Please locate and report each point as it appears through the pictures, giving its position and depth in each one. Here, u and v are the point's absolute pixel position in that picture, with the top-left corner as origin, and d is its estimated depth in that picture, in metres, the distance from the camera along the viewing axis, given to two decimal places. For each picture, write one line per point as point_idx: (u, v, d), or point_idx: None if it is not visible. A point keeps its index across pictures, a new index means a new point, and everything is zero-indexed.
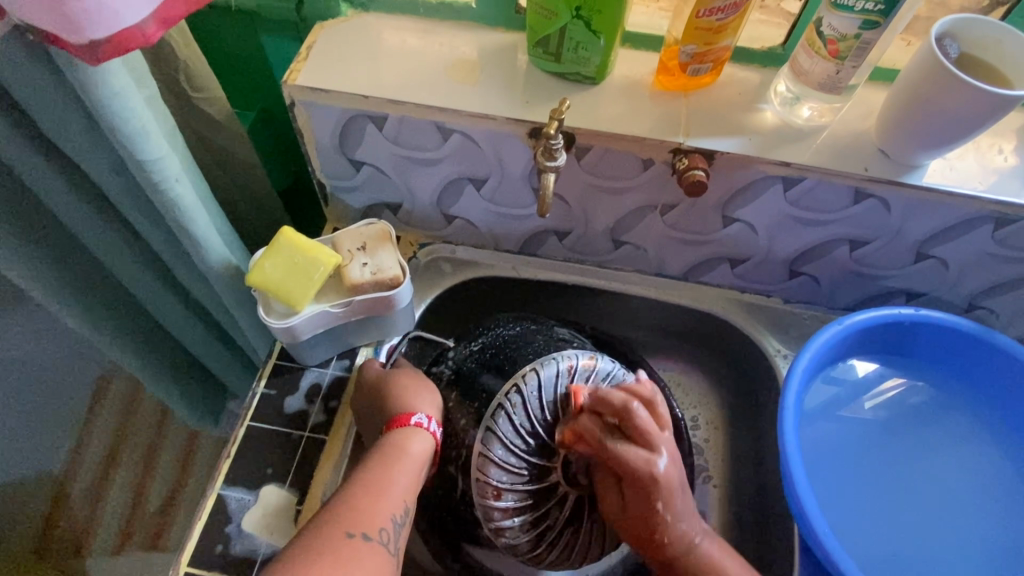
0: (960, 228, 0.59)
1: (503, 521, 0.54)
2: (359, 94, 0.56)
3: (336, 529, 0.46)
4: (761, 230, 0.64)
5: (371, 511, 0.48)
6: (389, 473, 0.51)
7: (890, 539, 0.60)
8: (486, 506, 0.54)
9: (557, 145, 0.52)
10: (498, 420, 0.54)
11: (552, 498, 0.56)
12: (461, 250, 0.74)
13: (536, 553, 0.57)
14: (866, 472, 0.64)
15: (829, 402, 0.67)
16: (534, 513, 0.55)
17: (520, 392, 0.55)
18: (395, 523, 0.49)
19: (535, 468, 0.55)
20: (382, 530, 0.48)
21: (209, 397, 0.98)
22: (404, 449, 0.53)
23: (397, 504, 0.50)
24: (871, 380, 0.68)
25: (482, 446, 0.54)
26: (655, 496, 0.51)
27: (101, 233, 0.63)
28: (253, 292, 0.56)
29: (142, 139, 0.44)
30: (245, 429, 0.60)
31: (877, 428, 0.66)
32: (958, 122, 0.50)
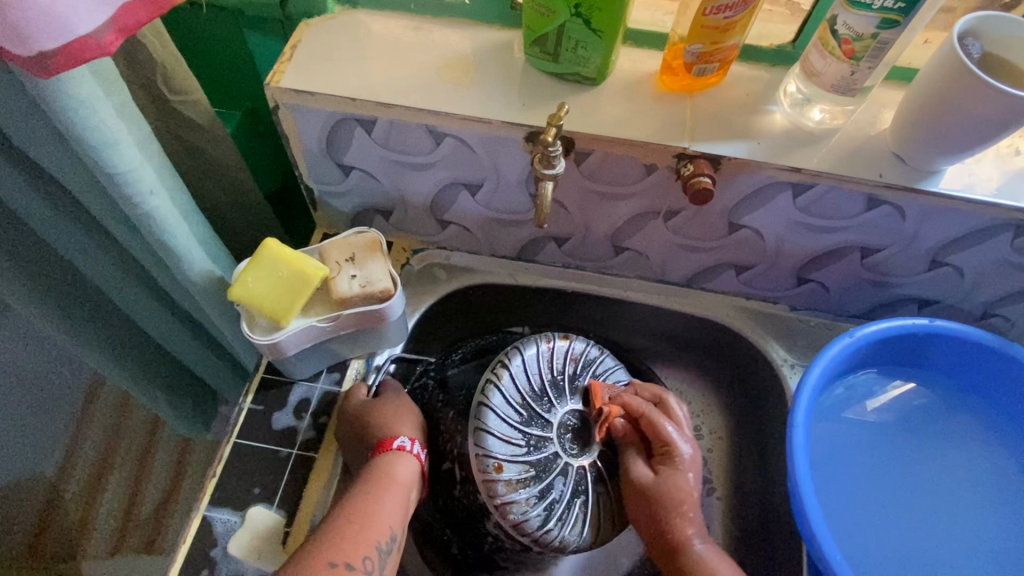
0: (977, 236, 0.56)
1: (509, 496, 0.51)
2: (346, 97, 0.53)
3: (319, 559, 0.45)
4: (769, 236, 0.61)
5: (355, 539, 0.47)
6: (375, 500, 0.50)
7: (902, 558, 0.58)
8: (488, 481, 0.51)
9: (556, 152, 0.49)
10: (490, 395, 0.54)
11: (558, 469, 0.53)
12: (456, 255, 0.72)
13: (548, 535, 0.52)
14: (876, 483, 0.61)
15: (834, 405, 0.64)
16: (540, 484, 0.52)
17: (507, 368, 0.55)
18: (379, 551, 0.48)
19: (533, 441, 0.53)
20: (365, 559, 0.47)
21: (200, 403, 0.95)
22: (390, 473, 0.52)
23: (383, 531, 0.49)
24: (878, 385, 0.65)
25: (477, 421, 0.53)
26: (685, 465, 0.55)
27: (78, 242, 0.60)
28: (237, 307, 0.53)
29: (111, 151, 0.42)
30: (232, 447, 0.57)
31: (884, 434, 0.63)
32: (979, 127, 0.47)
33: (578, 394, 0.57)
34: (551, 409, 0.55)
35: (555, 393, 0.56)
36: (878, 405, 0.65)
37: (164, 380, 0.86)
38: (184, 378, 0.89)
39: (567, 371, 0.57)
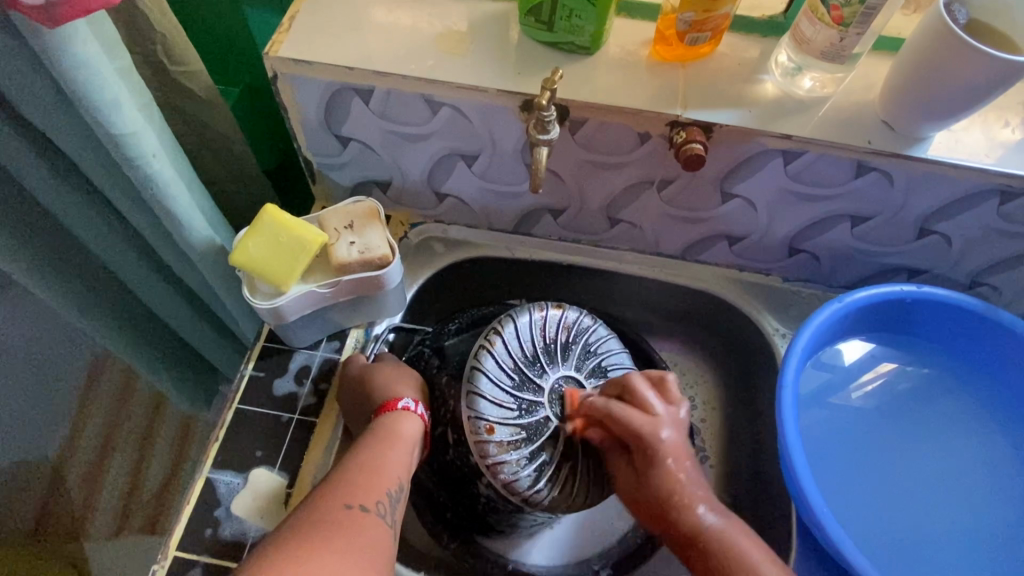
0: (964, 203, 0.57)
1: (500, 457, 0.53)
2: (344, 66, 0.54)
3: (335, 500, 0.46)
4: (761, 206, 0.62)
5: (367, 485, 0.48)
6: (383, 452, 0.51)
7: (895, 532, 0.59)
8: (479, 442, 0.52)
9: (550, 118, 0.50)
10: (482, 360, 0.54)
11: (549, 434, 0.54)
12: (453, 229, 0.73)
13: (538, 496, 0.54)
14: (867, 463, 0.63)
15: (821, 388, 0.66)
16: (530, 446, 0.53)
17: (500, 335, 0.56)
18: (391, 497, 0.49)
19: (525, 405, 0.54)
20: (379, 503, 0.47)
21: (202, 382, 0.97)
22: (394, 430, 0.53)
23: (392, 479, 0.50)
24: (866, 364, 0.67)
25: (470, 385, 0.54)
26: (662, 452, 0.51)
27: (81, 213, 0.61)
28: (237, 272, 0.54)
29: (114, 112, 0.42)
30: (234, 412, 0.59)
31: (874, 412, 0.65)
32: (965, 91, 0.48)
33: (571, 362, 0.57)
34: (543, 374, 0.56)
35: (547, 359, 0.56)
36: (867, 386, 0.66)
37: (166, 357, 0.88)
38: (185, 355, 0.90)
39: (560, 339, 0.58)
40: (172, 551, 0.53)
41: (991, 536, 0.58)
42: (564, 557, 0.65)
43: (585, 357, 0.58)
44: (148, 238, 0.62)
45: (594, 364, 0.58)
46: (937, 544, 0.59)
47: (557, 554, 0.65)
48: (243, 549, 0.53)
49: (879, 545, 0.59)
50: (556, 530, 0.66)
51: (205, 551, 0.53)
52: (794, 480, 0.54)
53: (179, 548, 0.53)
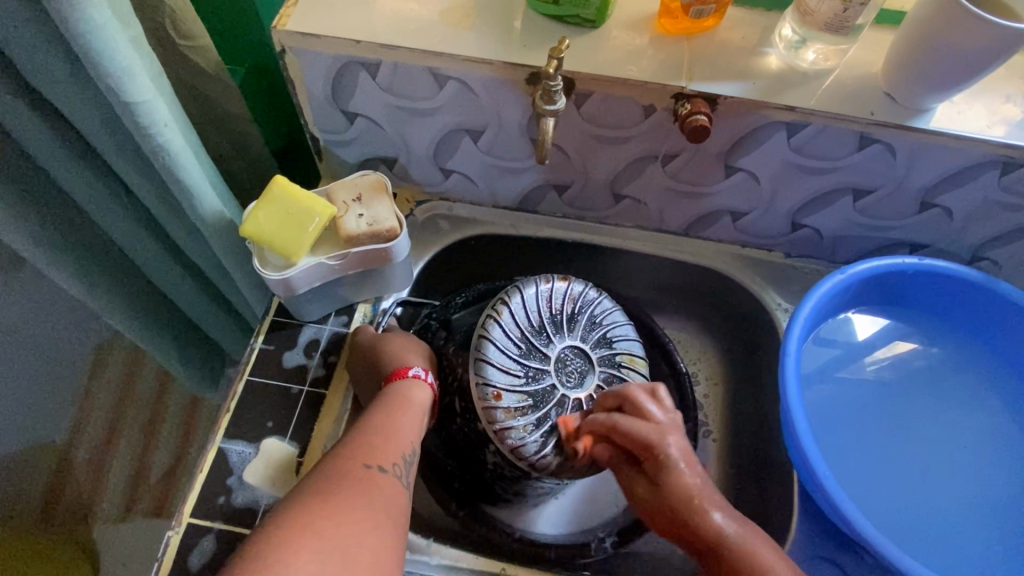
0: (966, 175, 0.58)
1: (508, 422, 0.54)
2: (352, 40, 0.54)
3: (354, 461, 0.48)
4: (764, 180, 0.63)
5: (383, 447, 0.50)
6: (396, 417, 0.53)
7: (902, 505, 0.60)
8: (487, 408, 0.53)
9: (557, 88, 0.50)
10: (490, 329, 0.55)
11: (555, 401, 0.55)
12: (459, 207, 0.73)
13: (546, 463, 0.55)
14: (873, 438, 0.64)
15: (826, 365, 0.67)
16: (537, 413, 0.54)
17: (507, 305, 0.56)
18: (405, 460, 0.51)
19: (531, 372, 0.55)
20: (395, 465, 0.50)
21: (209, 362, 0.98)
22: (406, 396, 0.55)
23: (406, 444, 0.52)
24: (869, 343, 0.68)
25: (477, 352, 0.55)
26: (671, 458, 0.50)
27: (92, 189, 0.61)
28: (248, 244, 0.55)
29: (127, 80, 0.43)
30: (245, 384, 0.59)
31: (877, 389, 0.66)
32: (967, 62, 0.48)
33: (576, 332, 0.58)
34: (549, 343, 0.57)
35: (554, 329, 0.57)
36: (870, 364, 0.67)
37: (174, 336, 0.88)
38: (192, 334, 0.92)
39: (566, 310, 0.58)
40: (186, 518, 0.53)
41: (996, 506, 0.59)
42: (569, 527, 0.66)
43: (591, 328, 0.59)
44: (158, 213, 0.63)
45: (600, 336, 0.59)
46: (938, 506, 0.60)
47: (563, 523, 0.66)
48: (255, 515, 0.54)
49: (879, 508, 0.60)
50: (561, 501, 0.68)
51: (218, 518, 0.54)
52: (800, 449, 0.55)
53: (192, 515, 0.54)
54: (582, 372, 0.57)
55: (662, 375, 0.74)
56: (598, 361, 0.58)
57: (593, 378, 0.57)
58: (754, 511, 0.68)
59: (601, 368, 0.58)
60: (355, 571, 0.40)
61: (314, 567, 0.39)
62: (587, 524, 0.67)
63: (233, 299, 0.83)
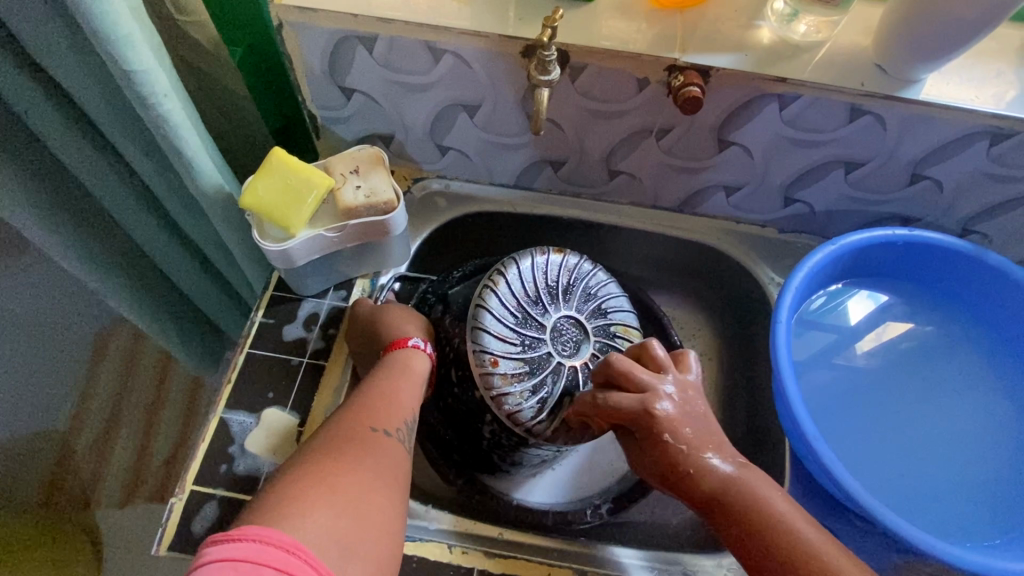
0: (956, 146, 0.59)
1: (504, 389, 0.55)
2: (348, 13, 0.55)
3: (361, 424, 0.49)
4: (757, 153, 0.64)
5: (387, 412, 0.51)
6: (398, 384, 0.54)
7: (897, 480, 0.61)
8: (484, 373, 0.55)
9: (551, 58, 0.52)
10: (487, 298, 0.56)
11: (552, 367, 0.56)
12: (456, 184, 0.74)
13: (543, 429, 0.56)
14: (867, 414, 0.65)
15: (819, 346, 0.68)
16: (533, 379, 0.55)
17: (504, 276, 0.57)
18: (407, 426, 0.52)
19: (526, 340, 0.56)
20: (399, 429, 0.51)
21: (209, 343, 0.99)
22: (407, 365, 0.56)
23: (408, 410, 0.53)
24: (862, 323, 0.69)
25: (475, 321, 0.56)
26: (659, 425, 0.51)
27: (92, 164, 0.62)
28: (248, 215, 0.56)
29: (128, 48, 0.44)
30: (245, 356, 0.60)
31: (869, 367, 0.67)
32: (955, 31, 0.49)
33: (572, 303, 0.58)
34: (545, 313, 0.57)
35: (549, 299, 0.58)
36: (863, 343, 0.68)
37: (175, 316, 0.89)
38: (193, 315, 0.93)
39: (562, 281, 0.59)
40: (189, 485, 0.54)
41: (989, 477, 0.60)
42: (569, 497, 0.68)
43: (586, 300, 0.59)
44: (158, 189, 0.63)
45: (595, 307, 0.59)
46: (926, 468, 0.61)
47: (562, 494, 0.68)
48: (257, 483, 0.54)
49: (868, 472, 0.62)
50: (557, 470, 0.69)
51: (220, 485, 0.54)
52: (793, 418, 0.56)
53: (195, 483, 0.54)
54: (578, 342, 0.58)
55: (656, 348, 0.74)
56: (593, 330, 0.58)
57: (588, 347, 0.57)
58: None
59: (597, 338, 0.58)
60: (367, 525, 0.42)
61: (328, 518, 0.40)
62: (585, 494, 0.69)
63: (232, 279, 0.83)
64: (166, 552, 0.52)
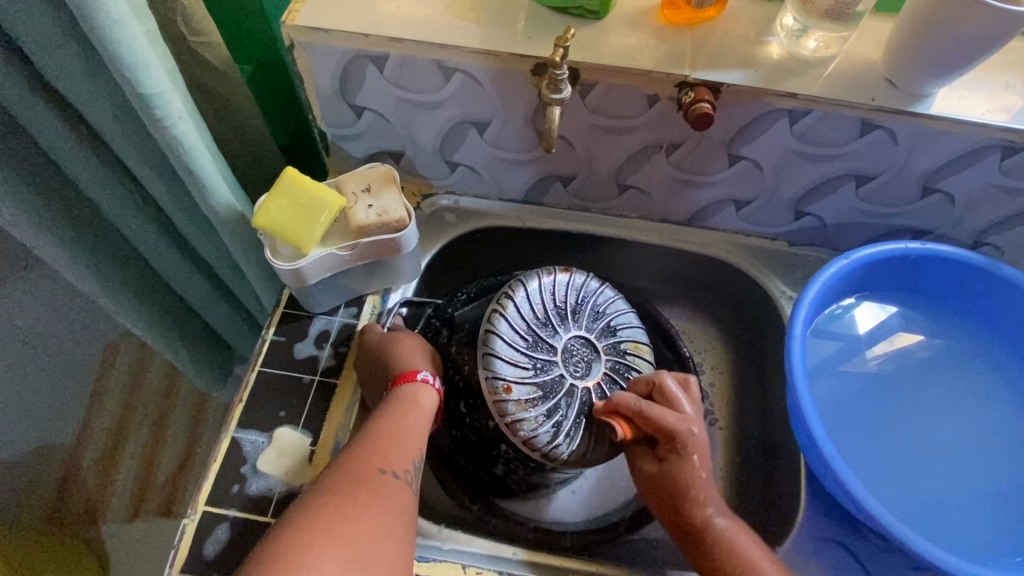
0: (968, 159, 0.59)
1: (519, 415, 0.54)
2: (360, 33, 0.55)
3: (369, 466, 0.48)
4: (767, 167, 0.64)
5: (396, 452, 0.50)
6: (407, 420, 0.53)
7: (912, 496, 0.60)
8: (498, 401, 0.54)
9: (563, 77, 0.52)
10: (496, 322, 0.56)
11: (563, 390, 0.56)
12: (465, 199, 0.74)
13: (555, 449, 0.55)
14: (882, 430, 0.64)
15: (829, 362, 0.67)
16: (547, 403, 0.55)
17: (512, 299, 0.57)
18: (415, 466, 0.51)
19: (538, 365, 0.56)
20: (407, 471, 0.50)
21: (219, 359, 1.00)
22: (416, 399, 0.55)
23: (416, 450, 0.52)
24: (873, 335, 0.68)
25: (485, 346, 0.55)
26: (689, 447, 0.53)
27: (103, 183, 0.62)
28: (259, 235, 0.56)
29: (143, 72, 0.44)
30: (257, 374, 0.60)
31: (882, 380, 0.66)
32: (965, 48, 0.49)
33: (581, 323, 0.58)
34: (555, 335, 0.57)
35: (559, 320, 0.58)
36: (874, 356, 0.67)
37: (183, 331, 0.89)
38: (203, 332, 0.94)
39: (570, 301, 0.59)
40: (201, 506, 0.54)
41: (1005, 497, 0.59)
42: (590, 513, 0.69)
43: (596, 319, 0.59)
44: (168, 208, 0.64)
45: (604, 325, 0.59)
46: (943, 484, 0.60)
47: (583, 510, 0.68)
48: (269, 503, 0.54)
49: (885, 488, 0.61)
50: (575, 493, 0.69)
51: (232, 506, 0.54)
52: (809, 435, 0.55)
53: (207, 504, 0.54)
54: (588, 362, 0.57)
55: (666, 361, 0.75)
56: (603, 350, 0.58)
57: (599, 367, 0.57)
58: (761, 494, 0.69)
59: (608, 357, 0.58)
60: None
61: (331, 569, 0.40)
62: (605, 508, 0.69)
63: (241, 294, 0.83)
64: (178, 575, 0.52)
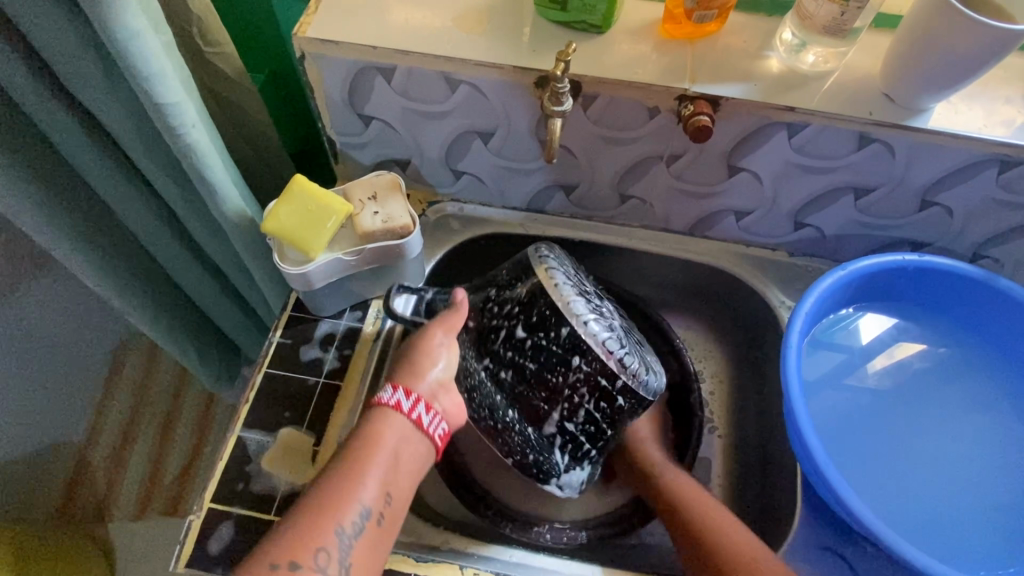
0: (965, 173, 0.59)
1: (603, 332, 0.54)
2: (368, 45, 0.57)
3: (276, 553, 0.44)
4: (766, 179, 0.65)
5: (317, 526, 0.46)
6: (355, 469, 0.49)
7: (905, 507, 0.60)
8: (582, 319, 0.53)
9: (564, 90, 0.53)
10: (546, 263, 0.56)
11: (615, 318, 0.58)
12: (469, 207, 0.75)
13: (635, 368, 0.55)
14: (878, 440, 0.64)
15: (829, 371, 0.68)
16: (614, 326, 0.56)
17: (546, 249, 0.58)
18: (342, 536, 0.46)
19: (588, 296, 0.57)
20: (323, 550, 0.45)
21: (226, 360, 1.01)
22: (373, 441, 0.50)
23: (353, 511, 0.47)
24: (872, 344, 0.69)
25: (548, 278, 0.54)
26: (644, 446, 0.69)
27: (118, 188, 0.64)
28: (268, 240, 0.58)
29: (159, 82, 0.46)
30: (263, 375, 0.62)
31: (880, 390, 0.67)
32: (961, 63, 0.50)
33: (594, 283, 0.63)
34: (587, 283, 0.60)
35: (582, 276, 0.61)
36: (873, 366, 0.68)
37: (193, 334, 0.91)
38: (211, 335, 0.96)
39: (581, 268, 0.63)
40: (206, 503, 0.56)
41: (996, 508, 0.60)
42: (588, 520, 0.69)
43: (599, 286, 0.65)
44: (181, 212, 0.65)
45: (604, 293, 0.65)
46: (937, 496, 0.61)
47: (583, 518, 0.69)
48: (273, 501, 0.56)
49: (878, 499, 0.61)
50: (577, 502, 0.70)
51: (237, 504, 0.56)
52: (801, 440, 0.56)
53: (212, 501, 0.56)
54: (615, 308, 0.61)
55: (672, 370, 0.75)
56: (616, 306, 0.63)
57: (622, 314, 0.62)
58: (759, 503, 0.69)
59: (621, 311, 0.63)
60: None
61: None
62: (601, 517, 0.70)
63: (250, 297, 0.85)
64: (183, 569, 0.53)
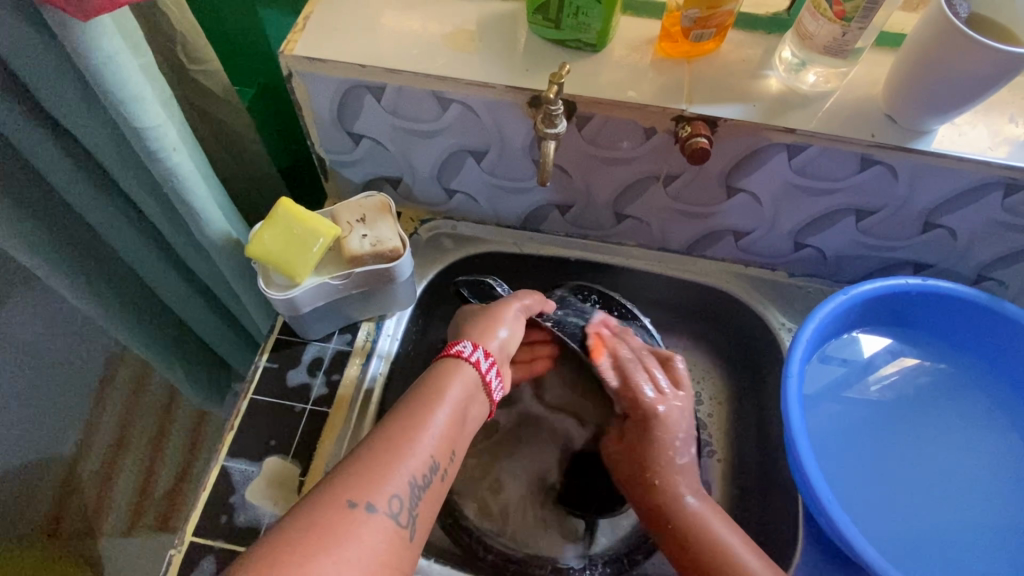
0: (969, 196, 0.58)
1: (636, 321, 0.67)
2: (357, 64, 0.56)
3: (337, 498, 0.42)
4: (766, 200, 0.63)
5: (381, 477, 0.44)
6: (425, 415, 0.49)
7: (906, 536, 0.58)
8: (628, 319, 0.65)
9: (558, 111, 0.52)
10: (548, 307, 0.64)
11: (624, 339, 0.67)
12: (462, 226, 0.74)
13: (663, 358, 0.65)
14: (882, 464, 0.62)
15: (833, 383, 0.66)
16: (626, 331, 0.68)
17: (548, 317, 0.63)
18: (412, 486, 0.45)
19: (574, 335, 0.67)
20: (392, 499, 0.44)
21: (216, 377, 1.00)
22: (441, 391, 0.51)
23: (423, 461, 0.47)
24: (876, 362, 0.67)
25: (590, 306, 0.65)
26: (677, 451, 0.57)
27: (101, 208, 0.62)
28: (253, 264, 0.56)
29: (138, 107, 0.44)
30: (248, 402, 0.60)
31: (886, 406, 0.65)
32: (966, 86, 0.48)
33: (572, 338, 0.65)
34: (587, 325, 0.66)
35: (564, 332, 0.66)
36: (878, 382, 0.66)
37: (181, 351, 0.89)
38: (200, 352, 0.94)
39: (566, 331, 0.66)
40: (188, 536, 0.54)
41: (1004, 540, 0.58)
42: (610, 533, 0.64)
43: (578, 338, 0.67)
44: (165, 232, 0.64)
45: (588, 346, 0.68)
46: (942, 527, 0.59)
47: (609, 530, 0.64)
48: (256, 534, 0.54)
49: (883, 531, 0.59)
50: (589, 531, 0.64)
51: (220, 537, 0.54)
52: (803, 471, 0.54)
53: (194, 534, 0.54)
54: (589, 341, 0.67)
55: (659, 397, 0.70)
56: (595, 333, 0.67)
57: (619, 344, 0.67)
58: None
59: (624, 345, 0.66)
60: None
61: None
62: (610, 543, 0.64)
63: (239, 315, 0.83)
64: None
